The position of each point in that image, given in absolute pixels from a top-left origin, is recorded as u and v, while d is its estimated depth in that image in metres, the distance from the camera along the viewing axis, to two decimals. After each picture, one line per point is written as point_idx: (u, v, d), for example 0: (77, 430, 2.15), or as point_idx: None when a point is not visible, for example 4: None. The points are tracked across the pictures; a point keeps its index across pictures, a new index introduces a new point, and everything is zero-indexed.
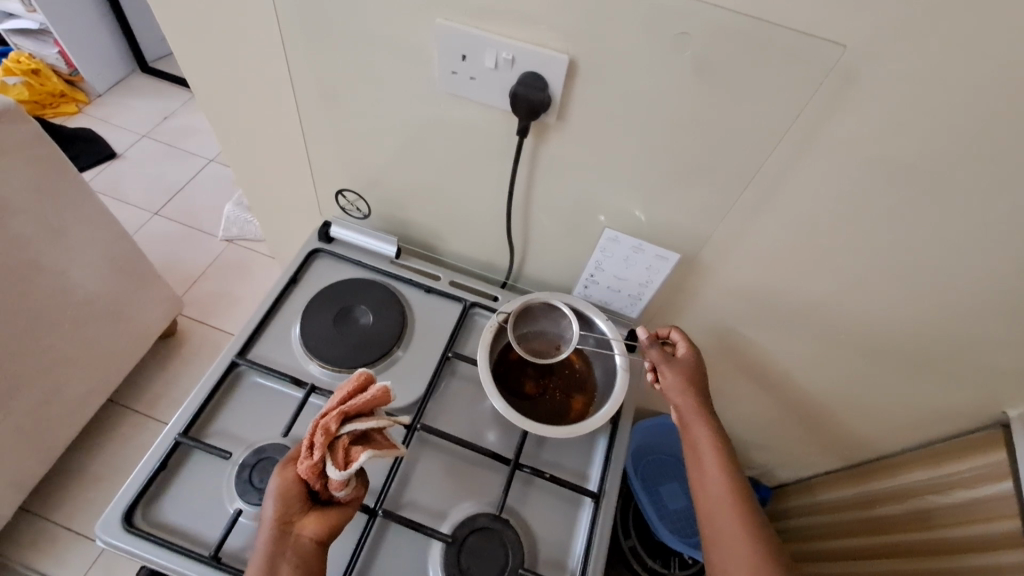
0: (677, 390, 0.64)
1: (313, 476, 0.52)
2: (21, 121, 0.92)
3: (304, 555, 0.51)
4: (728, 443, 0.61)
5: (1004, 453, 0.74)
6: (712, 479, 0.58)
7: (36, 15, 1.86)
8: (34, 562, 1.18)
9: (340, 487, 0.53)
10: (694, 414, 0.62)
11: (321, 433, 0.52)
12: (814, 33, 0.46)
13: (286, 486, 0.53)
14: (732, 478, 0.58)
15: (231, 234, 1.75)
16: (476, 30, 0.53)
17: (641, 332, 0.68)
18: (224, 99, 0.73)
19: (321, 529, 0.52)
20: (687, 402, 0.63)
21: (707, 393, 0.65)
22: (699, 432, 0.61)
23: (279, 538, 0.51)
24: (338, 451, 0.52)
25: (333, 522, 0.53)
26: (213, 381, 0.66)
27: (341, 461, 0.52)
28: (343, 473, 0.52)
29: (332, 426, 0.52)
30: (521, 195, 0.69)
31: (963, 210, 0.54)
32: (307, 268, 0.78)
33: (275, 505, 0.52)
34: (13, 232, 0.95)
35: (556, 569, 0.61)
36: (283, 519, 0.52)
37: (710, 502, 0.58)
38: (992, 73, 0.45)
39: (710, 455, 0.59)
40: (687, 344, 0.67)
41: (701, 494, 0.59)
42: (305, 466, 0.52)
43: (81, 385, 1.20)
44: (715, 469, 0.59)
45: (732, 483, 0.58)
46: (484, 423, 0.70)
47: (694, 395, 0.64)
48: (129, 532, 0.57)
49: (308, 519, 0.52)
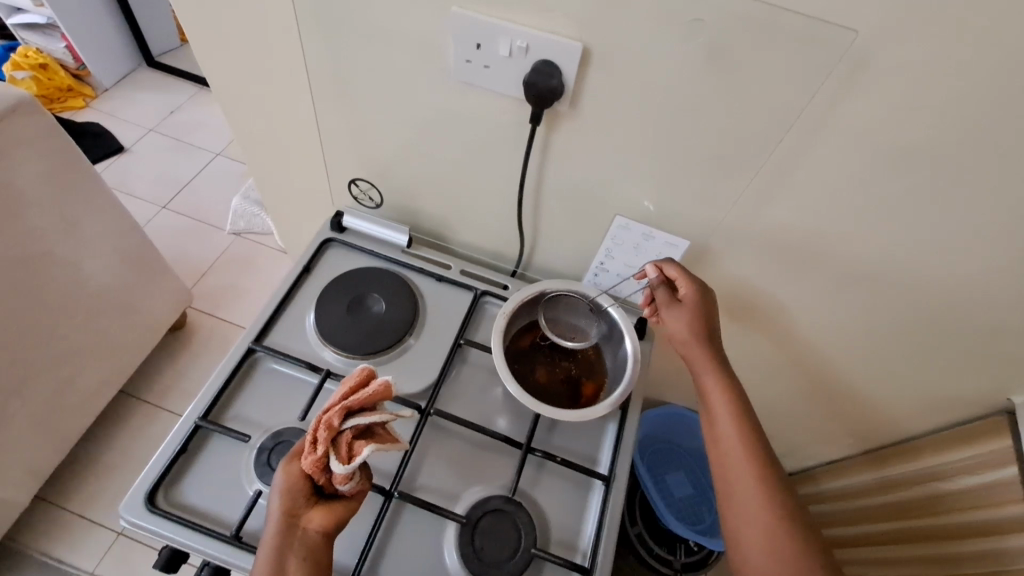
0: (683, 340, 0.65)
1: (318, 471, 0.52)
2: (35, 112, 0.93)
3: (311, 547, 0.52)
4: (737, 388, 0.62)
5: (1009, 439, 0.75)
6: (722, 426, 0.59)
7: (45, 10, 1.88)
8: (50, 549, 1.20)
9: (345, 481, 0.53)
10: (700, 364, 0.63)
11: (323, 429, 0.52)
12: (825, 18, 0.47)
13: (291, 480, 0.53)
14: (742, 421, 0.59)
15: (239, 228, 1.76)
16: (489, 18, 0.54)
17: (650, 269, 0.69)
18: (239, 89, 0.74)
19: (327, 521, 0.53)
20: (692, 351, 0.64)
21: (715, 338, 0.65)
22: (705, 376, 0.63)
23: (287, 532, 0.52)
24: (341, 446, 0.52)
25: (338, 514, 0.54)
26: (231, 367, 0.68)
27: (345, 456, 0.52)
28: (347, 468, 0.52)
29: (335, 422, 0.52)
30: (531, 183, 0.70)
31: (970, 197, 0.55)
32: (320, 257, 0.79)
33: (281, 500, 0.52)
34: (28, 223, 0.96)
35: (568, 550, 0.63)
36: (289, 512, 0.52)
37: (722, 444, 0.59)
38: (1005, 59, 0.45)
39: (717, 401, 0.61)
40: (693, 286, 0.66)
41: (714, 442, 0.60)
42: (309, 461, 0.52)
43: (93, 375, 1.22)
44: (724, 414, 0.60)
45: (739, 420, 0.59)
46: (495, 409, 0.71)
47: (700, 342, 0.64)
48: (152, 513, 0.58)
49: (313, 512, 0.53)
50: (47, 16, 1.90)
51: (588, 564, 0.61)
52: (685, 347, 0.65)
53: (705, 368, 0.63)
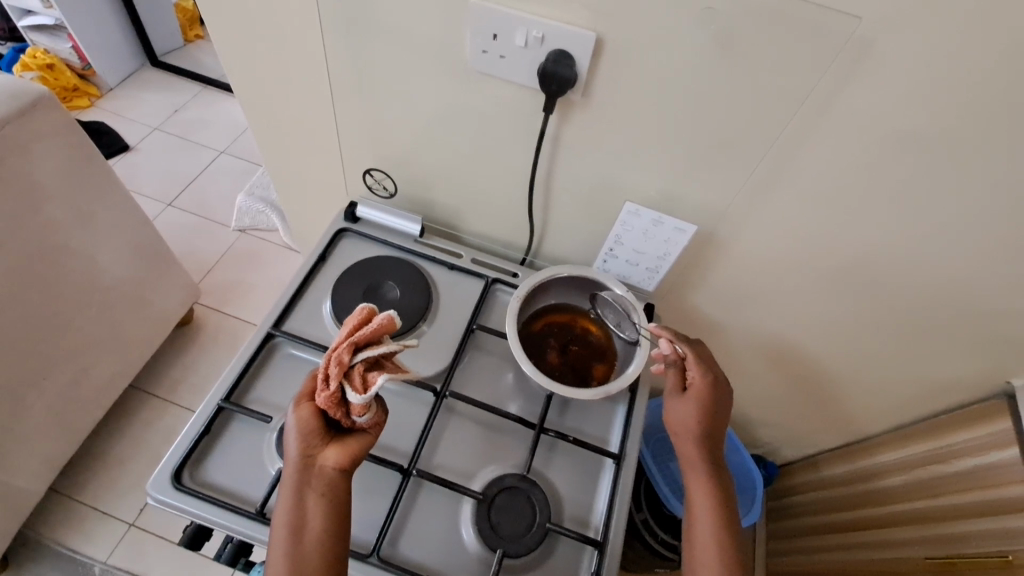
0: (681, 426, 0.65)
1: (333, 406, 0.52)
2: (53, 107, 0.95)
3: (329, 482, 0.53)
4: (724, 489, 0.62)
5: (1010, 421, 0.77)
6: (704, 535, 0.59)
7: (52, 11, 1.89)
8: (64, 539, 1.22)
9: (362, 411, 0.52)
10: (691, 457, 0.63)
11: (334, 365, 0.51)
12: (831, 8, 0.49)
13: (304, 421, 0.53)
14: (720, 522, 0.60)
15: (244, 224, 1.78)
16: (507, 10, 0.56)
17: (665, 347, 0.69)
18: (258, 83, 0.76)
19: (342, 458, 0.53)
20: (691, 452, 0.63)
21: (714, 431, 0.65)
22: (693, 470, 0.63)
23: (304, 472, 0.53)
24: (355, 379, 0.51)
25: (354, 450, 0.54)
26: (251, 351, 0.70)
27: (360, 386, 0.51)
28: (364, 397, 0.51)
29: (345, 357, 0.51)
30: (543, 172, 0.72)
31: (970, 180, 0.57)
32: (334, 246, 0.81)
33: (296, 442, 0.53)
34: (47, 216, 0.98)
35: (580, 526, 0.65)
36: (304, 453, 0.53)
37: (698, 540, 0.59)
38: (1004, 44, 0.47)
39: (705, 507, 0.61)
40: (706, 377, 0.66)
41: (690, 546, 0.60)
42: (324, 398, 0.52)
43: (106, 368, 1.23)
44: (705, 513, 0.60)
45: (719, 522, 0.60)
46: (507, 393, 0.73)
47: (699, 437, 0.64)
48: (179, 490, 0.60)
49: (328, 450, 0.53)
50: (56, 17, 1.92)
51: (601, 538, 0.63)
52: (682, 438, 0.64)
53: (699, 465, 0.63)
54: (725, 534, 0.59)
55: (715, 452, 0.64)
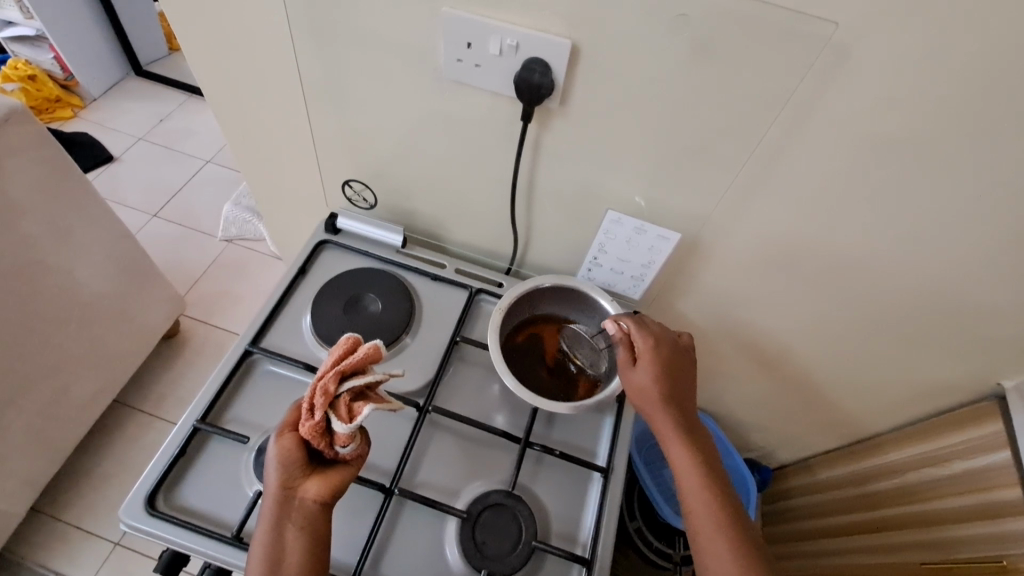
0: (645, 394, 0.62)
1: (317, 436, 0.50)
2: (26, 121, 0.93)
3: (309, 515, 0.51)
4: (702, 445, 0.60)
5: (1001, 424, 0.77)
6: (698, 499, 0.57)
7: (32, 21, 1.87)
8: (46, 561, 1.19)
9: (347, 441, 0.51)
10: (666, 424, 0.61)
11: (320, 395, 0.49)
12: (806, 11, 0.48)
13: (285, 451, 0.51)
14: (711, 482, 0.57)
15: (230, 235, 1.75)
16: (480, 18, 0.55)
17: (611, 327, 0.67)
18: (231, 95, 0.74)
19: (324, 490, 0.52)
20: (664, 422, 0.60)
21: (678, 390, 0.63)
22: (668, 439, 0.60)
23: (284, 504, 0.51)
24: (340, 408, 0.50)
25: (336, 482, 0.52)
26: (227, 369, 0.68)
27: (345, 415, 0.50)
28: (349, 426, 0.49)
29: (331, 386, 0.49)
30: (524, 180, 0.71)
31: (951, 185, 0.57)
32: (315, 259, 0.80)
33: (276, 472, 0.51)
34: (24, 232, 0.96)
35: (568, 542, 0.64)
36: (285, 485, 0.51)
37: (697, 509, 0.56)
38: (980, 48, 0.46)
39: (690, 470, 0.58)
40: (647, 338, 0.64)
41: (689, 518, 0.57)
42: (307, 427, 0.50)
43: (88, 384, 1.21)
44: (694, 478, 0.58)
45: (707, 481, 0.57)
46: (492, 406, 0.72)
47: (668, 401, 0.61)
48: (152, 515, 0.58)
49: (309, 482, 0.52)
50: (37, 27, 1.89)
51: (589, 555, 0.62)
52: (650, 405, 0.61)
53: (675, 431, 0.60)
54: (718, 494, 0.57)
55: (687, 413, 0.62)
